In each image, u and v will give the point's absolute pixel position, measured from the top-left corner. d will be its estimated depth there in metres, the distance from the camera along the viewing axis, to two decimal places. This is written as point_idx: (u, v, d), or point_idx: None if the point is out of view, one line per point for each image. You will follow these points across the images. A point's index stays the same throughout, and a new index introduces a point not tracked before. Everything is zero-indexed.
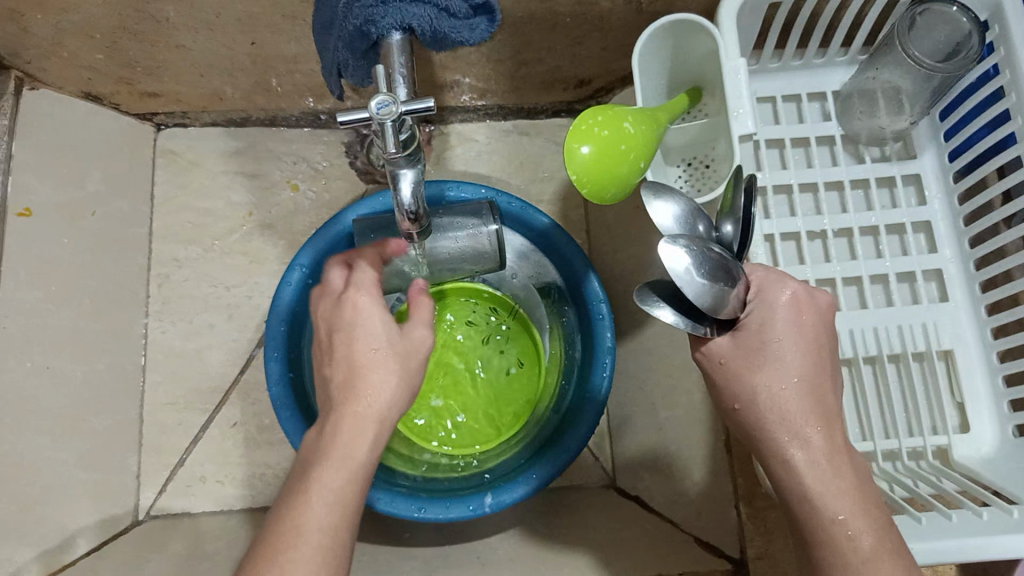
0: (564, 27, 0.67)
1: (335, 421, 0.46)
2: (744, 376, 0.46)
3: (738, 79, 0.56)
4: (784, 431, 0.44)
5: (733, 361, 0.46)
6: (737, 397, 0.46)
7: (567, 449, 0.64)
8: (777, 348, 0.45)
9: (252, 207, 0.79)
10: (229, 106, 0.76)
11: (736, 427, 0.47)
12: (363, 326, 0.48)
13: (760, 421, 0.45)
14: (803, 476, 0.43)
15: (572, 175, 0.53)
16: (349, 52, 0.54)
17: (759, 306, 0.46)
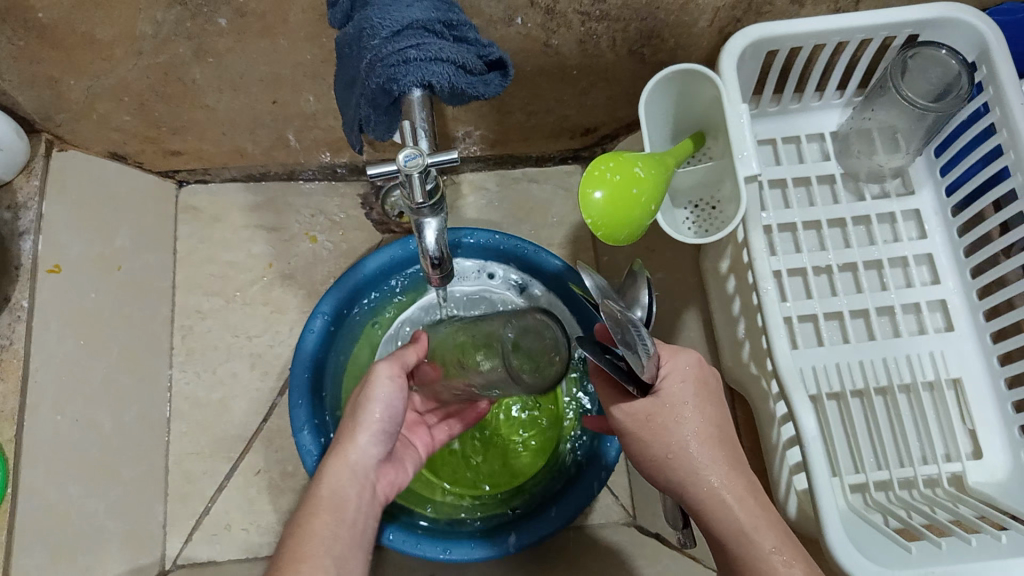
0: (573, 78, 0.70)
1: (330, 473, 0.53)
2: (670, 432, 0.50)
3: (741, 124, 0.59)
4: (709, 479, 0.49)
5: (662, 417, 0.51)
6: (665, 452, 0.51)
7: (581, 496, 0.65)
8: (694, 406, 0.51)
9: (273, 258, 0.81)
10: (250, 162, 0.79)
11: (665, 479, 0.51)
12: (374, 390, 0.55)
13: (692, 471, 0.50)
14: (738, 516, 0.48)
15: (588, 220, 0.55)
16: (371, 108, 0.56)
17: (673, 367, 0.52)
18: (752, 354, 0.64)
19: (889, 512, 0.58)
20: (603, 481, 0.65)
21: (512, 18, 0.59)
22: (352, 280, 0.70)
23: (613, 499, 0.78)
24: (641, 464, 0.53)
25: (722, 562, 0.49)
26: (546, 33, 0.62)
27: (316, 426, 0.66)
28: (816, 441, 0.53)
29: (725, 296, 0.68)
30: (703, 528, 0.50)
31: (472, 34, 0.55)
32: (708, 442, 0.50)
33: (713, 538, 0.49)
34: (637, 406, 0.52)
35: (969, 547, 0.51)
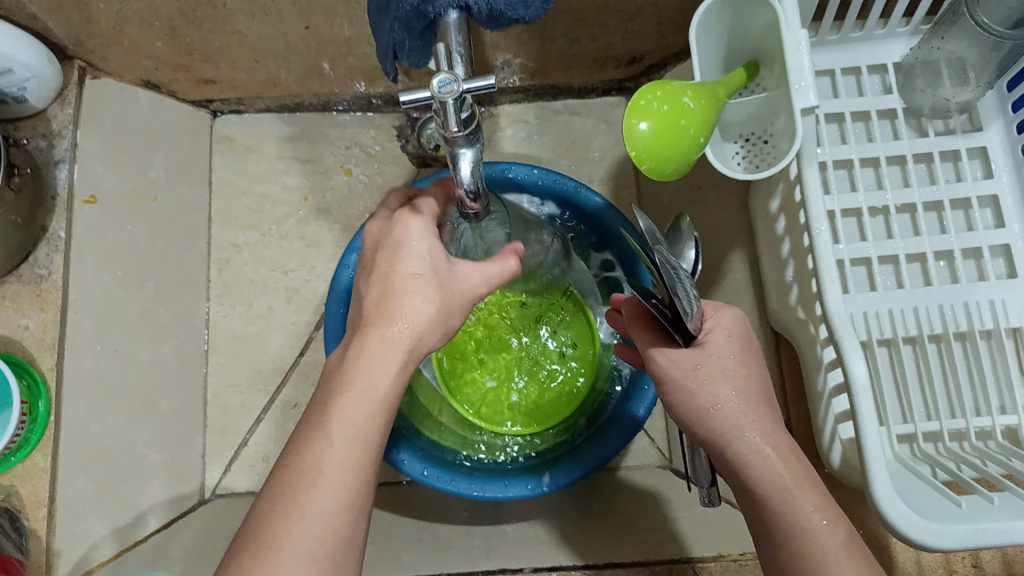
0: (618, 3, 0.66)
1: (360, 344, 0.47)
2: (720, 384, 0.49)
3: (799, 51, 0.55)
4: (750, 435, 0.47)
5: (709, 368, 0.49)
6: (709, 403, 0.48)
7: (609, 446, 0.63)
8: (738, 363, 0.49)
9: (308, 192, 0.80)
10: (283, 92, 0.77)
11: (705, 433, 0.49)
12: (410, 247, 0.49)
13: (737, 426, 0.48)
14: (783, 471, 0.46)
15: (631, 151, 0.52)
16: (406, 32, 0.54)
17: (718, 324, 0.50)
18: (799, 298, 0.62)
19: (937, 463, 0.56)
20: (637, 427, 0.63)
21: None
22: None
23: (649, 441, 0.76)
24: (678, 418, 0.50)
25: (755, 519, 0.47)
26: None
27: None
28: (865, 389, 0.51)
29: (774, 237, 0.65)
30: (739, 485, 0.48)
31: None
32: (752, 398, 0.49)
33: (749, 493, 0.47)
34: (682, 353, 0.50)
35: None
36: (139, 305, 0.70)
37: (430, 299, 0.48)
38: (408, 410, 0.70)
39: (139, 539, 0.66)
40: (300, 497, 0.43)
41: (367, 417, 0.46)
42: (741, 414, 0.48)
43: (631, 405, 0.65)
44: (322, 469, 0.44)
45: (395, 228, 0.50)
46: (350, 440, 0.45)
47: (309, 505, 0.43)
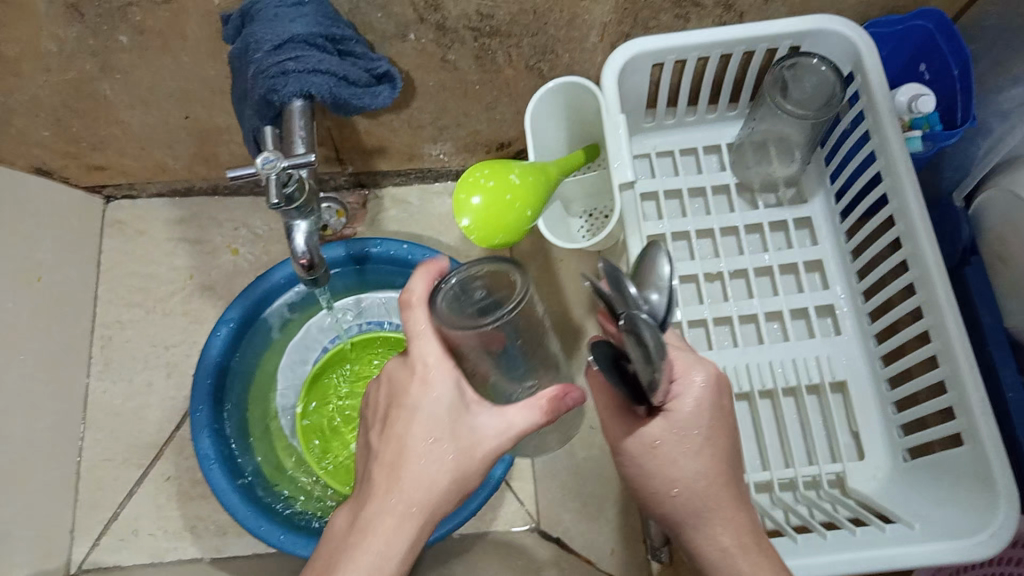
0: (476, 93, 0.73)
1: (374, 500, 0.44)
2: (697, 459, 0.47)
3: (619, 133, 0.61)
4: (709, 523, 0.47)
5: (666, 447, 0.47)
6: (666, 488, 0.47)
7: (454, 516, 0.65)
8: (703, 438, 0.47)
9: (194, 270, 0.82)
10: (173, 177, 0.81)
11: (666, 510, 0.49)
12: (427, 395, 0.45)
13: (699, 511, 0.47)
14: (738, 560, 0.46)
15: (463, 225, 0.58)
16: (261, 120, 0.60)
17: (686, 389, 0.46)
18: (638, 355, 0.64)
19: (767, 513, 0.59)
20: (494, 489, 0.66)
21: (405, 33, 0.64)
22: (261, 288, 0.70)
23: (518, 504, 0.76)
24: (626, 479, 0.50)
25: None
26: (441, 48, 0.67)
27: (215, 431, 0.66)
28: None
29: None
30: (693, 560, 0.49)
31: (358, 49, 0.60)
32: (712, 483, 0.47)
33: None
34: (644, 433, 0.47)
35: (824, 542, 0.54)
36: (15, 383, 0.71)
37: (433, 456, 0.44)
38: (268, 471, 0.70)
39: None
40: None
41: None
42: (699, 499, 0.47)
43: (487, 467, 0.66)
44: None
45: (413, 379, 0.45)
46: (384, 561, 0.43)
47: None
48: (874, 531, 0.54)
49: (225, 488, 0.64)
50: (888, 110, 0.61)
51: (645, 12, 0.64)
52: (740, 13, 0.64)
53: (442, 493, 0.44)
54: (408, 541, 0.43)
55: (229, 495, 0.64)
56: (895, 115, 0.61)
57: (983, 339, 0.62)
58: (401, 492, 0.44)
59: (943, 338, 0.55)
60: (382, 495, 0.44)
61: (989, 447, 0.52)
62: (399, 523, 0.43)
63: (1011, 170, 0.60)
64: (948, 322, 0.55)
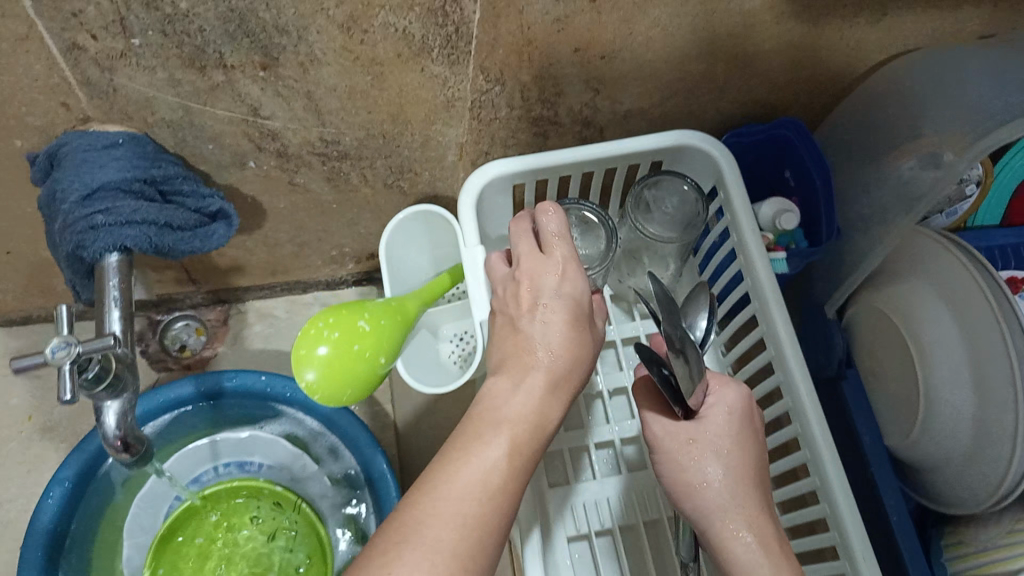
0: (335, 212, 0.69)
1: (464, 428, 0.42)
2: (717, 450, 0.48)
3: (476, 266, 0.58)
4: (729, 517, 0.46)
5: (701, 442, 0.48)
6: (696, 480, 0.48)
7: None
8: (732, 441, 0.49)
9: (33, 409, 0.74)
10: (5, 309, 0.73)
11: (689, 507, 0.48)
12: (544, 277, 0.46)
13: (717, 511, 0.47)
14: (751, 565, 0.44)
15: (303, 384, 0.52)
16: (73, 274, 0.53)
17: (718, 397, 0.50)
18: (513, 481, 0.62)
19: None
20: None
21: (243, 161, 0.59)
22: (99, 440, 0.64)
23: None
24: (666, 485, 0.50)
25: None
26: (287, 172, 0.62)
27: None
28: None
29: None
30: None
31: (185, 187, 0.55)
32: (741, 479, 0.48)
33: None
34: (678, 427, 0.49)
35: None
36: None
37: (546, 329, 0.45)
38: None
39: None
40: None
41: (482, 497, 0.38)
42: (726, 498, 0.47)
43: None
44: (418, 526, 0.36)
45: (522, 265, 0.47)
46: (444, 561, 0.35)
47: None
48: None
49: None
50: (751, 227, 0.59)
51: (502, 132, 0.61)
52: (599, 129, 0.62)
53: (504, 490, 0.39)
54: (466, 534, 0.37)
55: None
56: (760, 235, 0.59)
57: (862, 453, 0.62)
58: (459, 483, 0.38)
59: (820, 475, 0.53)
60: (436, 489, 0.38)
61: None
62: (455, 523, 0.37)
63: (881, 285, 0.62)
64: (824, 458, 0.53)
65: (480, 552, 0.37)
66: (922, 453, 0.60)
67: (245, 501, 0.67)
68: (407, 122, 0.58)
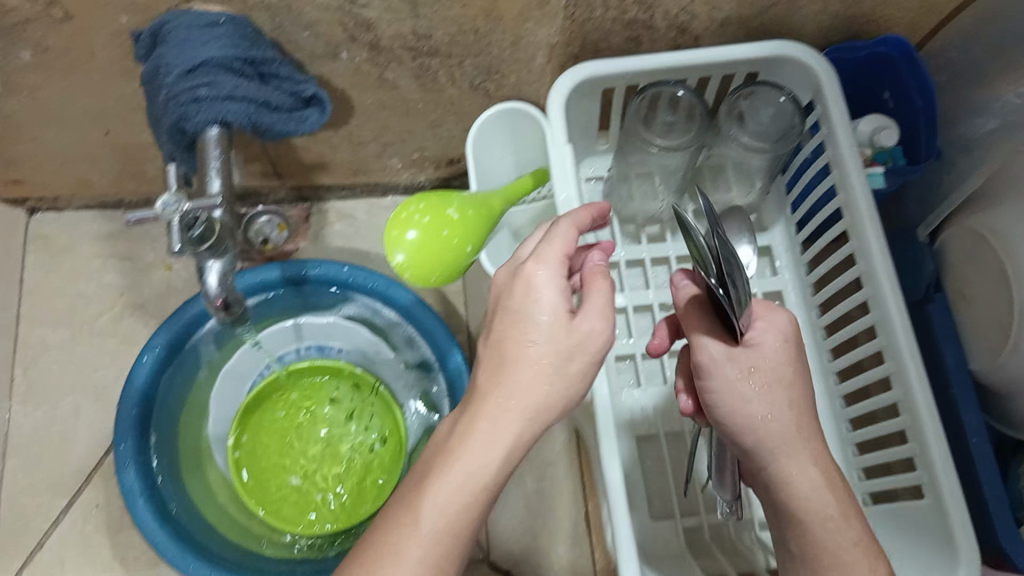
0: (419, 111, 0.69)
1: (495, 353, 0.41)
2: (779, 391, 0.44)
3: (566, 164, 0.58)
4: (797, 452, 0.44)
5: (765, 371, 0.44)
6: (760, 415, 0.44)
7: None
8: (794, 369, 0.45)
9: (124, 289, 0.77)
10: (99, 191, 0.76)
11: (750, 442, 0.45)
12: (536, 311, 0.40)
13: (772, 451, 0.44)
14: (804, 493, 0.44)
15: (394, 262, 0.55)
16: (174, 146, 0.55)
17: (772, 324, 0.46)
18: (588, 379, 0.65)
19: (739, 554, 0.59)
20: None
21: (336, 52, 0.59)
22: (189, 315, 0.68)
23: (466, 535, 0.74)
24: (721, 423, 0.46)
25: None
26: (377, 67, 0.62)
27: (142, 461, 0.65)
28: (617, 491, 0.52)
29: None
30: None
31: (282, 70, 0.56)
32: (802, 413, 0.45)
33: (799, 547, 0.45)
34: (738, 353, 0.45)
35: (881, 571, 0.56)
36: None
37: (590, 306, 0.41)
38: (212, 517, 0.68)
39: None
40: (393, 558, 0.38)
41: (499, 450, 0.40)
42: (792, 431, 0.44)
43: None
44: (423, 499, 0.39)
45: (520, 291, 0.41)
46: (444, 508, 0.39)
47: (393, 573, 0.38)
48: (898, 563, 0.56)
49: (152, 526, 0.63)
50: (849, 144, 0.59)
51: (593, 34, 0.60)
52: (694, 37, 0.61)
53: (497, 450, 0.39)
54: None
55: (156, 531, 0.63)
56: (856, 149, 0.60)
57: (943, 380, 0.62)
58: (473, 436, 0.40)
59: (903, 383, 0.55)
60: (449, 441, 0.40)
61: (947, 495, 0.53)
62: (463, 482, 0.39)
63: (981, 208, 0.60)
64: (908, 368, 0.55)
65: (477, 501, 0.39)
66: (1008, 377, 0.58)
67: (324, 381, 0.71)
68: (500, 18, 0.57)
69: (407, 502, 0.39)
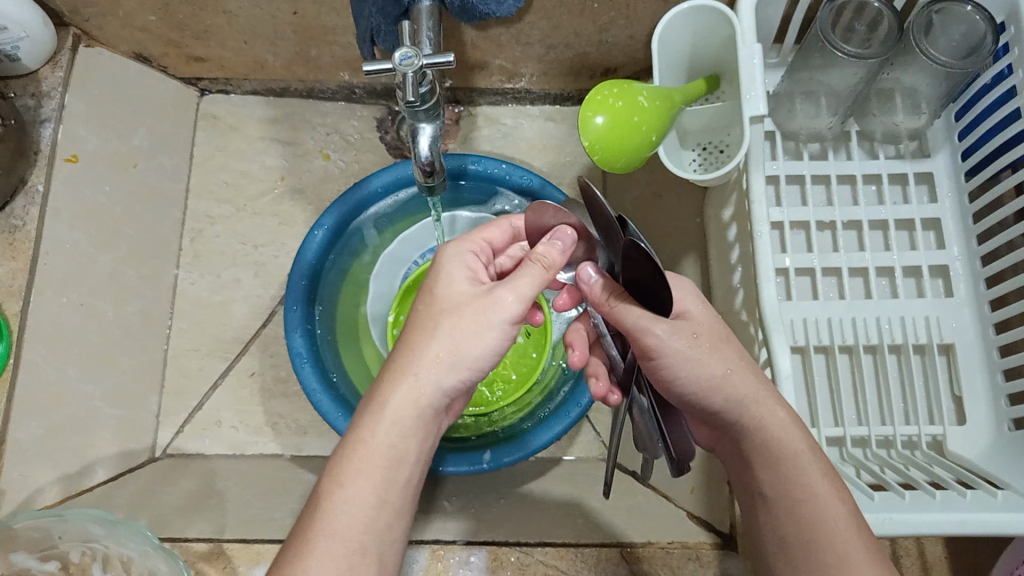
0: (593, 12, 0.69)
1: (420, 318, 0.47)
2: (724, 349, 0.49)
3: (752, 64, 0.59)
4: (764, 400, 0.49)
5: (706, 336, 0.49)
6: (721, 370, 0.48)
7: (539, 440, 0.65)
8: (715, 330, 0.50)
9: (285, 172, 0.81)
10: (269, 75, 0.79)
11: (719, 401, 0.49)
12: (450, 280, 0.48)
13: (711, 387, 0.48)
14: (780, 437, 0.48)
15: (585, 141, 0.56)
16: (382, 18, 0.58)
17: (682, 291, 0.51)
18: (743, 289, 0.66)
19: (887, 465, 0.59)
20: (576, 419, 0.65)
21: None
22: (356, 196, 0.70)
23: (593, 434, 0.77)
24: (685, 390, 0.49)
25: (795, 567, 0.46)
26: None
27: (308, 330, 0.67)
28: (789, 381, 0.56)
29: (725, 243, 0.69)
30: (790, 519, 0.47)
31: None
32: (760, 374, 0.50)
33: (773, 490, 0.48)
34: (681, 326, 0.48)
35: (963, 501, 0.52)
36: (116, 266, 0.71)
37: (473, 317, 0.45)
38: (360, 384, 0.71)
39: (83, 488, 0.66)
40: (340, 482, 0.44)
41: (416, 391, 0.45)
42: (715, 382, 0.48)
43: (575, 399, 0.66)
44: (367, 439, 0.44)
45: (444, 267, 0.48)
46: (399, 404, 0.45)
47: (341, 492, 0.43)
48: (986, 495, 0.52)
49: (316, 387, 0.65)
50: None
51: None
52: None
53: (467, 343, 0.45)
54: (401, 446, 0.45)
55: (319, 395, 0.65)
56: None
57: None
58: (421, 343, 0.46)
59: None
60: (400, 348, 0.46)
61: None
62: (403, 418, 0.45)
63: None
64: None
65: (427, 395, 0.45)
66: None
67: None
68: None
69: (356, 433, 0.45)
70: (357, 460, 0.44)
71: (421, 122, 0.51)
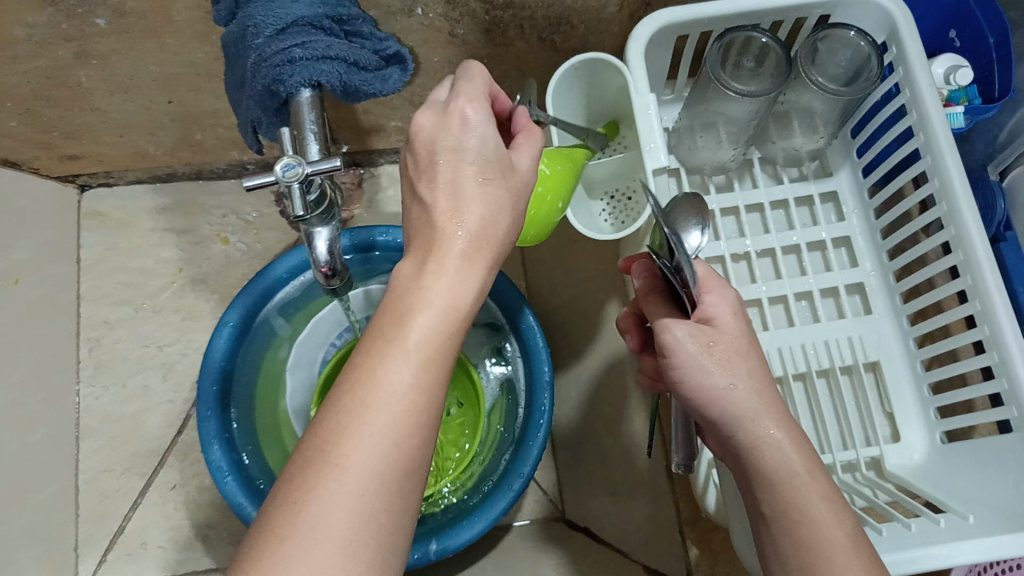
0: (484, 68, 0.68)
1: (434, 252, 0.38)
2: (737, 363, 0.44)
3: (648, 114, 0.58)
4: (762, 417, 0.43)
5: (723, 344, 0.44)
6: (722, 384, 0.43)
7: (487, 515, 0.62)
8: (731, 341, 0.44)
9: (182, 263, 0.77)
10: (153, 163, 0.74)
11: (716, 414, 0.44)
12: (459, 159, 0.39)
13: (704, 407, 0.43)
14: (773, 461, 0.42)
15: None
16: (262, 110, 0.54)
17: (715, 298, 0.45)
18: None
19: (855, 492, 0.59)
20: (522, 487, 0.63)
21: (412, 8, 0.58)
22: (258, 286, 0.66)
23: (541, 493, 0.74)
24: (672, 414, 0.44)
25: None
26: (449, 22, 0.60)
27: (226, 438, 0.63)
28: None
29: None
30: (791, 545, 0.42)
31: (365, 28, 0.55)
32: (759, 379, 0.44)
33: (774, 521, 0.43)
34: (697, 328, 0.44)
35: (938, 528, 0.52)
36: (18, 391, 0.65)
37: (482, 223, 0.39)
38: None
39: None
40: (341, 456, 0.34)
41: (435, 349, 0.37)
42: (735, 407, 0.43)
43: (516, 466, 0.63)
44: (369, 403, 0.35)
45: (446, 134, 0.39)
46: (421, 342, 0.36)
47: (345, 465, 0.34)
48: (956, 520, 0.52)
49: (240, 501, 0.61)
50: (928, 83, 0.58)
51: None
52: None
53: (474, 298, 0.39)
54: (424, 401, 0.36)
55: (244, 504, 0.61)
56: (934, 88, 0.58)
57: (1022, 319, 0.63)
58: (443, 286, 0.38)
59: (992, 327, 0.54)
60: (429, 208, 0.39)
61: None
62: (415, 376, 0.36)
63: None
64: (997, 307, 0.53)
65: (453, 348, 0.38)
66: None
67: None
68: None
69: (359, 392, 0.35)
70: (377, 406, 0.35)
71: (315, 225, 0.49)
